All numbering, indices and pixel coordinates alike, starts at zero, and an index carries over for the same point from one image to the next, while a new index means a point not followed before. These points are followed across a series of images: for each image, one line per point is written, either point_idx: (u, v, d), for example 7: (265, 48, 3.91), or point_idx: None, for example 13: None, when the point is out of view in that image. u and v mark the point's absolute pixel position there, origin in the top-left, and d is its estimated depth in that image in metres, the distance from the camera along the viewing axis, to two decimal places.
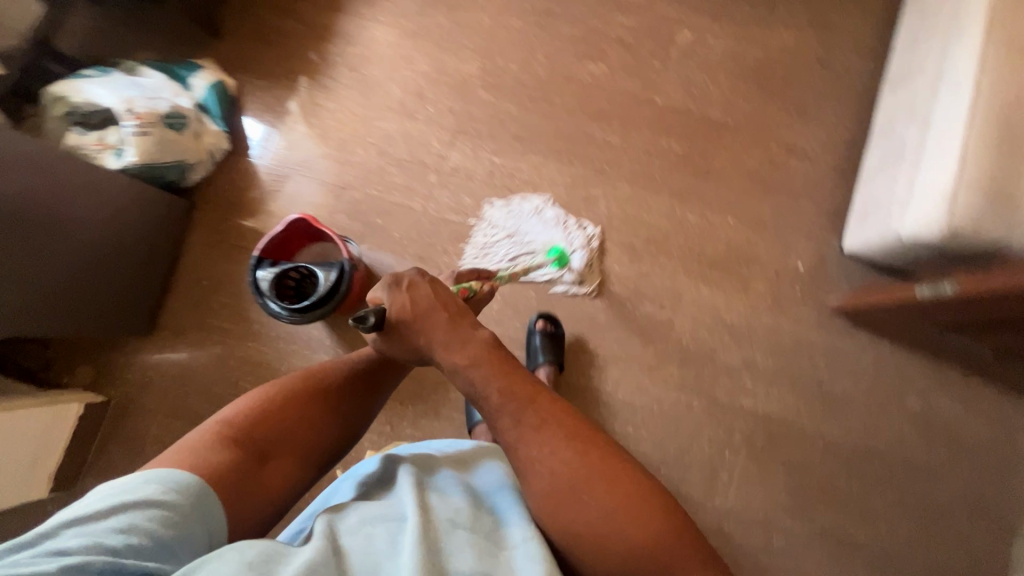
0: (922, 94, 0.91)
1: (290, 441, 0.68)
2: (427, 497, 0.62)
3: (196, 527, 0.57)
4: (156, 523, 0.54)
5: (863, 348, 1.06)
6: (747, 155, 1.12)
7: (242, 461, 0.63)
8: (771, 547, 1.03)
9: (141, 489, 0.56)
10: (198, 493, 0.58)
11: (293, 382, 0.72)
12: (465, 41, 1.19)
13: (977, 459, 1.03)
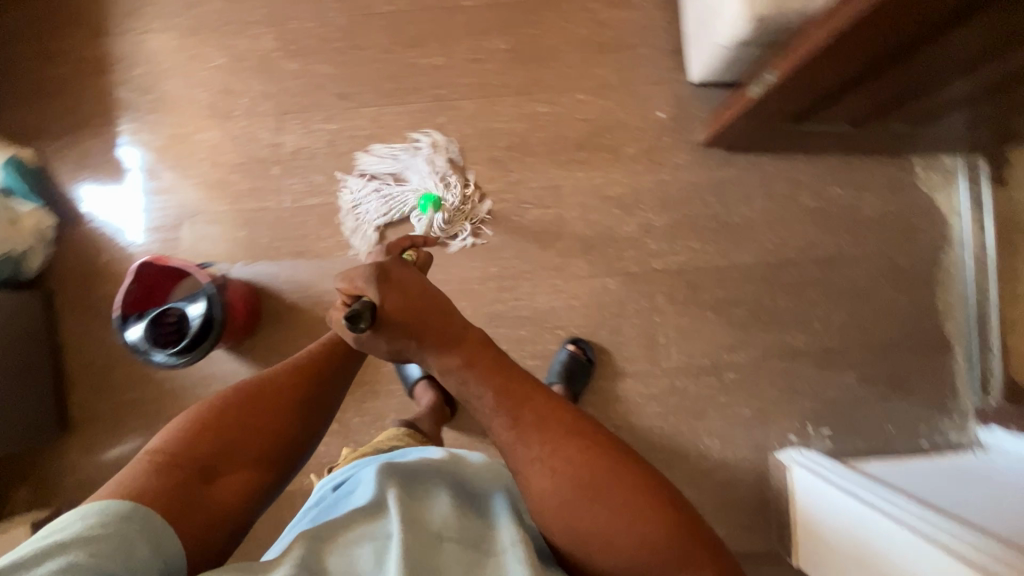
0: None
1: (246, 455, 0.61)
2: (419, 505, 0.57)
3: (150, 553, 0.50)
4: (106, 554, 0.47)
5: (745, 169, 1.06)
6: (573, 25, 1.08)
7: (187, 484, 0.57)
8: (726, 384, 1.06)
9: (83, 526, 0.49)
10: (148, 522, 0.52)
11: (235, 395, 0.63)
12: (249, 17, 1.09)
13: (880, 229, 1.06)
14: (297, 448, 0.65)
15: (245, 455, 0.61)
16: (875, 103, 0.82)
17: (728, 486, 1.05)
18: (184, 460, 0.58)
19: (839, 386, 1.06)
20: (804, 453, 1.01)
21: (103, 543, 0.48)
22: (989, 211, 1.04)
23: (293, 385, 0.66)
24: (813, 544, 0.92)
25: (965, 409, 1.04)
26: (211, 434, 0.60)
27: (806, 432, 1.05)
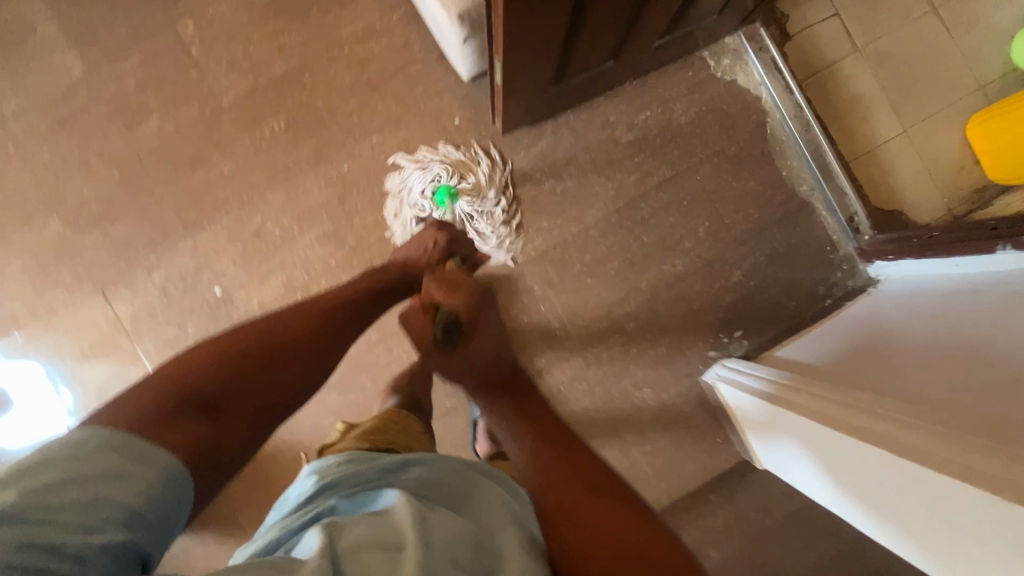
0: None
1: (260, 389, 0.55)
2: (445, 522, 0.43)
3: (172, 490, 0.43)
4: (126, 488, 0.40)
5: (556, 134, 1.07)
6: (336, 75, 1.06)
7: (193, 415, 0.49)
8: (631, 334, 1.07)
9: (109, 451, 0.41)
10: (167, 457, 0.44)
11: (264, 321, 0.60)
12: (25, 211, 1.05)
13: (700, 131, 1.08)
14: (302, 389, 0.59)
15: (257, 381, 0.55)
16: (613, 30, 0.84)
17: (676, 423, 1.07)
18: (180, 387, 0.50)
19: (732, 288, 1.08)
20: (731, 362, 1.03)
21: (127, 477, 0.40)
22: (787, 66, 1.06)
23: (328, 316, 0.65)
24: (761, 445, 0.96)
25: (847, 254, 1.07)
26: (246, 359, 0.55)
27: (722, 343, 1.07)
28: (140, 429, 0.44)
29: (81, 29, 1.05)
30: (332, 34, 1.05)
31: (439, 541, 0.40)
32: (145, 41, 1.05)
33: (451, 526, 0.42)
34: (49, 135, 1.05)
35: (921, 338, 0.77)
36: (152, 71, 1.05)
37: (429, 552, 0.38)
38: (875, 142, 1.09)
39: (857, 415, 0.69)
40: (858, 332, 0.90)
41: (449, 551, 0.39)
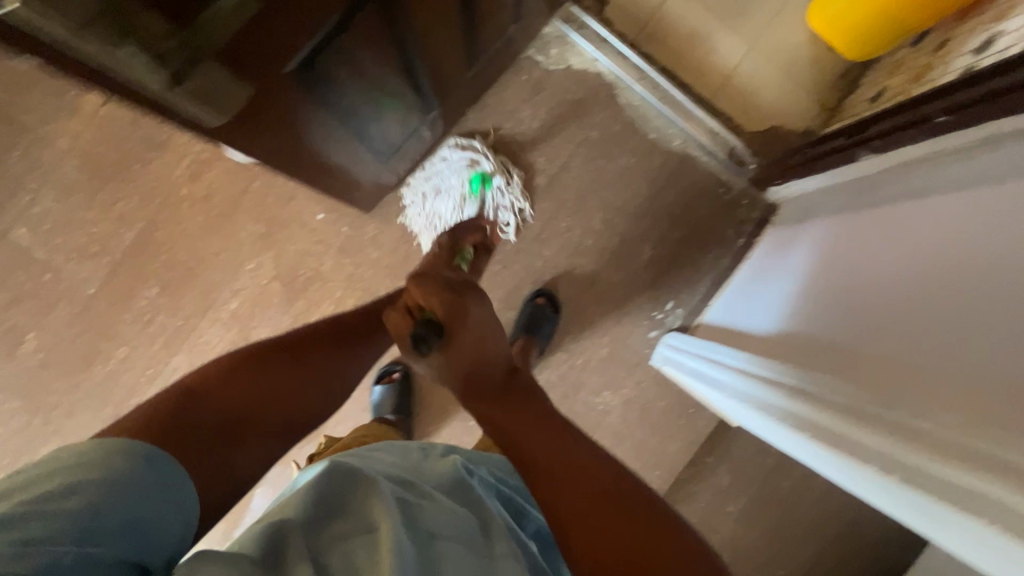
0: None
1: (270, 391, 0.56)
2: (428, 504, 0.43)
3: (179, 504, 0.42)
4: (129, 499, 0.39)
5: (421, 188, 1.04)
6: (186, 219, 1.02)
7: (197, 440, 0.49)
8: (571, 346, 1.07)
9: (118, 464, 0.40)
10: (172, 468, 0.43)
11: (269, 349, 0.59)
12: None
13: (557, 129, 1.05)
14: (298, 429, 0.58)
15: (285, 392, 0.57)
16: (404, 99, 0.81)
17: (646, 411, 1.07)
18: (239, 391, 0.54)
19: (648, 264, 1.06)
20: (675, 338, 1.00)
21: (130, 484, 0.40)
22: (614, 34, 1.03)
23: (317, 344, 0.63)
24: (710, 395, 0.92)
25: (744, 187, 1.05)
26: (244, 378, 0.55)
27: (659, 319, 1.06)
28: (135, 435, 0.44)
29: None
30: (164, 182, 1.01)
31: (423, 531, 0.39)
32: None
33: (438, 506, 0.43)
34: None
35: (832, 267, 0.70)
36: (6, 289, 1.01)
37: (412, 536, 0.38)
38: (729, 69, 1.06)
39: (787, 393, 0.62)
40: (782, 274, 0.83)
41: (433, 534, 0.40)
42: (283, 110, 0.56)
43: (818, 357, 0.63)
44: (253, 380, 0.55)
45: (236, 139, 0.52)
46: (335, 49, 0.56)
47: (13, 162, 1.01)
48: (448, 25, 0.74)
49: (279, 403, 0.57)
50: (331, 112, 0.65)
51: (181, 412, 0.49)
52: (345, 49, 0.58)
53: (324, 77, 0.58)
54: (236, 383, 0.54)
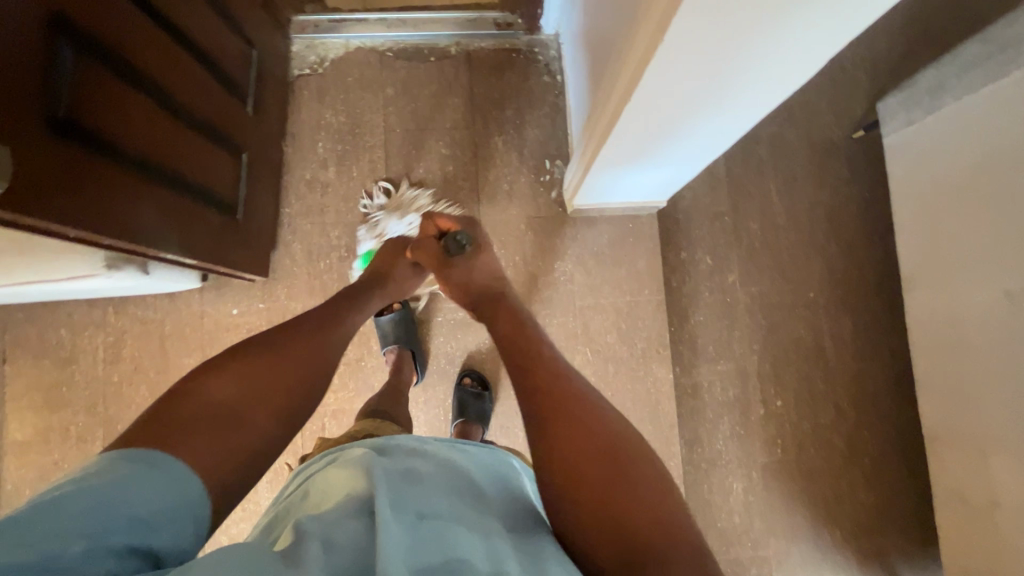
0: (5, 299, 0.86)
1: (265, 400, 0.57)
2: (432, 490, 0.51)
3: (183, 501, 0.44)
4: (139, 496, 0.41)
5: (296, 231, 1.09)
6: (134, 396, 1.04)
7: (214, 436, 0.50)
8: (506, 253, 1.10)
9: (122, 467, 0.42)
10: (172, 466, 0.45)
11: (263, 351, 0.60)
12: None
13: (361, 109, 1.12)
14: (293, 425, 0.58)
15: (280, 387, 0.58)
16: (220, 155, 0.85)
17: (599, 253, 1.11)
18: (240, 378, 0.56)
19: (509, 147, 1.13)
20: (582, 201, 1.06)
21: (127, 480, 0.42)
22: (346, 11, 1.12)
23: (302, 349, 0.63)
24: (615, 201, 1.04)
25: (529, 41, 1.15)
26: (251, 389, 0.56)
27: (549, 180, 1.12)
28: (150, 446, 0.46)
29: None
30: (94, 382, 1.04)
31: (429, 511, 0.47)
32: None
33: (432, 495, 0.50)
34: None
35: None
36: None
37: (425, 523, 0.46)
38: None
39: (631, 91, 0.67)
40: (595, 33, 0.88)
41: (424, 514, 0.47)
42: (116, 189, 0.62)
43: (630, 23, 0.67)
44: (251, 377, 0.56)
45: (79, 225, 0.58)
46: (82, 106, 0.56)
47: None
48: (187, 59, 0.75)
49: (275, 392, 0.57)
50: (160, 181, 0.71)
51: (170, 414, 0.50)
52: (99, 101, 0.59)
53: (113, 148, 0.62)
54: (229, 380, 0.55)
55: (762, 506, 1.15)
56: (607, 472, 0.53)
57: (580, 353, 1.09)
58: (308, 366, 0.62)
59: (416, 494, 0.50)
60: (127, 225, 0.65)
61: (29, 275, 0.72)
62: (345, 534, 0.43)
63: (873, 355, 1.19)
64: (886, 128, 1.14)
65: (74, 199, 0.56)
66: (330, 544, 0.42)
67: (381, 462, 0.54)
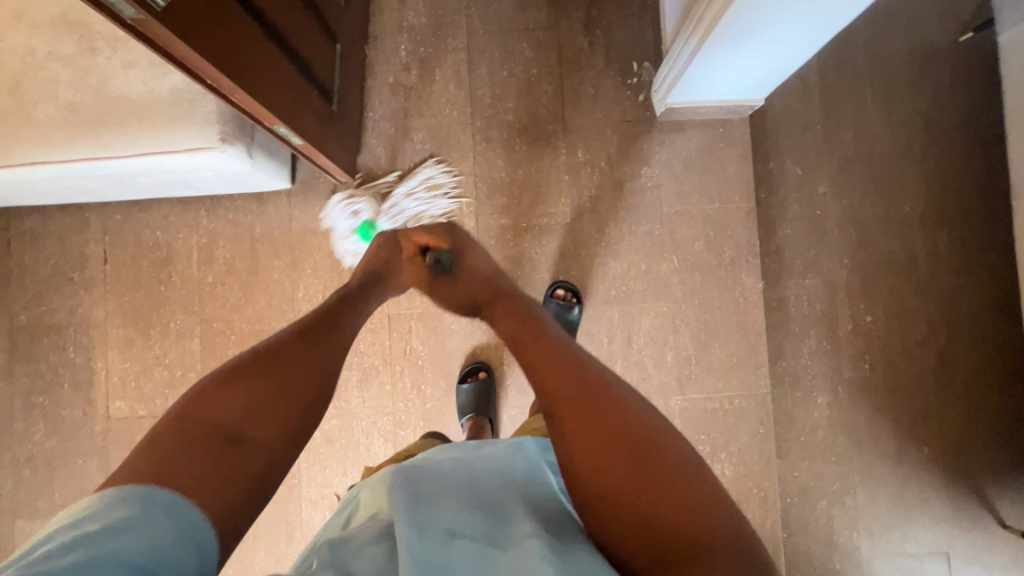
0: (123, 191, 0.91)
1: (262, 417, 0.55)
2: (448, 506, 0.54)
3: (188, 539, 0.43)
4: (136, 541, 0.39)
5: (380, 135, 1.08)
6: (228, 296, 1.06)
7: (213, 455, 0.49)
8: (591, 159, 1.08)
9: (117, 509, 0.41)
10: (169, 500, 0.44)
11: (262, 364, 0.59)
12: None
13: (443, 11, 1.10)
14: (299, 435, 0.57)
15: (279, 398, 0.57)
16: (317, 34, 0.84)
17: (687, 159, 1.08)
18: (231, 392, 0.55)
19: (595, 49, 1.09)
20: (674, 97, 1.01)
21: (133, 524, 0.40)
22: None
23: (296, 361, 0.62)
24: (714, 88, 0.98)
25: None
26: (246, 405, 0.55)
27: (637, 83, 1.08)
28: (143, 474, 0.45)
29: (64, 505, 1.04)
30: (190, 281, 1.06)
31: (448, 526, 0.50)
32: (110, 447, 1.05)
33: (449, 512, 0.53)
34: None
35: None
36: None
37: (447, 538, 0.49)
38: None
39: None
40: None
41: (444, 530, 0.49)
42: (227, 21, 0.60)
43: None
44: (247, 392, 0.56)
45: (205, 53, 0.58)
46: None
47: (72, 354, 1.06)
48: None
49: (272, 407, 0.56)
50: (267, 37, 0.70)
51: (166, 437, 0.49)
52: None
53: None
54: (221, 396, 0.54)
55: (848, 421, 1.13)
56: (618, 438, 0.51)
57: (666, 261, 1.07)
58: (309, 378, 0.61)
59: (436, 511, 0.52)
60: (239, 71, 0.64)
61: (159, 146, 0.74)
62: (369, 558, 0.47)
63: (972, 270, 1.13)
64: (1002, 24, 1.06)
65: (210, 28, 0.58)
66: (355, 567, 0.46)
67: (399, 481, 0.57)
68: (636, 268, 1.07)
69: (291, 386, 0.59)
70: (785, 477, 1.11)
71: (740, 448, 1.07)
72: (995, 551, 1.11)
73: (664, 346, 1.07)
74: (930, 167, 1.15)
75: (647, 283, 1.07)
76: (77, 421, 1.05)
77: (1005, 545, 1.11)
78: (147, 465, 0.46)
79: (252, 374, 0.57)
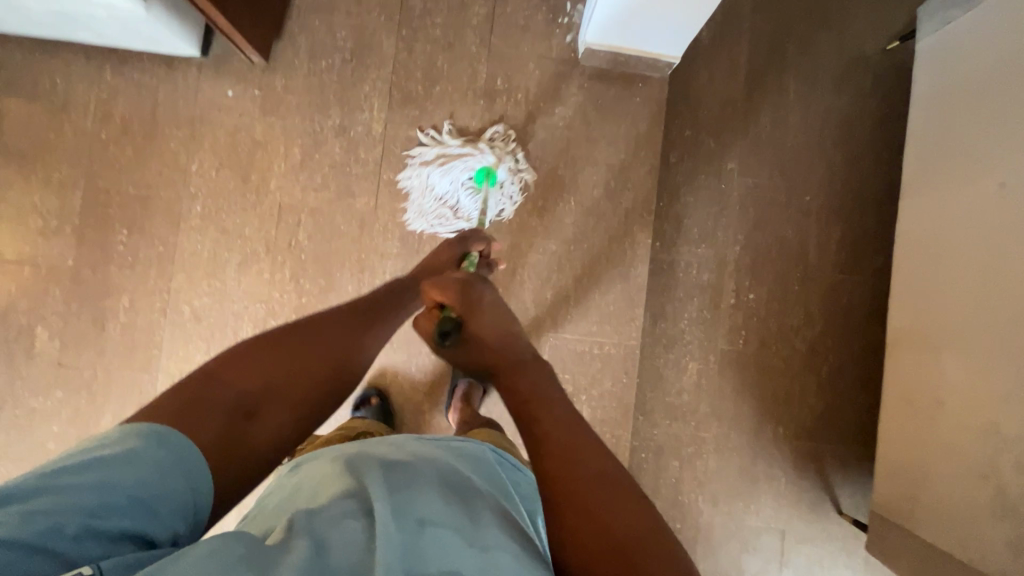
0: (17, 13, 0.90)
1: (282, 395, 0.54)
2: (421, 489, 0.49)
3: (189, 471, 0.43)
4: (138, 471, 0.39)
5: (304, 25, 1.07)
6: (119, 156, 1.04)
7: (232, 421, 0.48)
8: (509, 90, 1.09)
9: (130, 441, 0.41)
10: (183, 446, 0.43)
11: (291, 334, 0.58)
12: None
13: None
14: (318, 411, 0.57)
15: (303, 373, 0.56)
16: None
17: (601, 108, 1.10)
18: (285, 352, 0.56)
19: None
20: (592, 35, 1.04)
21: (143, 458, 0.40)
22: None
23: (332, 339, 0.61)
24: (626, 34, 1.02)
25: None
26: (276, 371, 0.54)
27: (567, 23, 1.10)
28: (163, 420, 0.44)
29: None
30: (83, 134, 1.04)
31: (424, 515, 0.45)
32: None
33: (427, 496, 0.48)
34: None
35: None
36: None
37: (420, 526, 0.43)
38: None
39: None
40: None
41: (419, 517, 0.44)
42: None
43: None
44: (275, 364, 0.55)
45: None
46: None
47: None
48: None
49: (299, 382, 0.56)
50: None
51: (195, 392, 0.48)
52: None
53: None
54: (247, 362, 0.53)
55: (715, 391, 1.16)
56: (587, 492, 0.47)
57: (564, 203, 1.09)
58: (332, 362, 0.60)
59: (412, 494, 0.47)
60: None
61: None
62: (344, 537, 0.41)
63: (854, 269, 1.18)
64: (921, 33, 1.09)
65: None
66: (327, 545, 0.40)
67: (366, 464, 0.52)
68: (533, 202, 1.09)
69: (326, 358, 0.59)
70: (644, 432, 1.14)
71: (601, 394, 1.11)
72: (827, 534, 1.16)
73: (547, 283, 1.09)
74: (836, 164, 1.19)
75: (542, 220, 1.09)
76: None
77: (837, 529, 1.16)
78: (171, 414, 0.45)
79: (290, 347, 0.56)
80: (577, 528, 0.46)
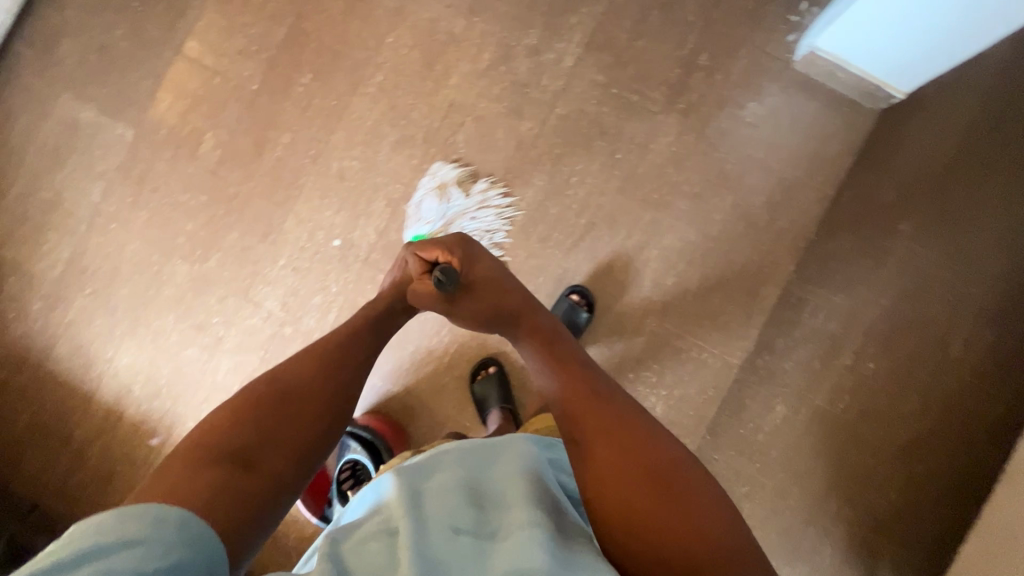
0: None
1: (271, 442, 0.58)
2: (438, 497, 0.55)
3: (204, 542, 0.46)
4: (151, 549, 0.42)
5: None
6: (331, 7, 1.10)
7: (225, 481, 0.52)
8: (709, 69, 1.06)
9: (141, 523, 0.44)
10: (189, 518, 0.47)
11: (266, 390, 0.62)
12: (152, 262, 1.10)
13: None
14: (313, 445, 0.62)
15: (289, 420, 0.61)
16: None
17: (793, 120, 1.06)
18: (255, 420, 0.59)
19: None
20: (821, 40, 0.99)
21: (155, 535, 0.43)
22: None
23: (314, 388, 0.65)
24: (857, 50, 0.96)
25: None
26: (261, 421, 0.59)
27: (795, 24, 1.05)
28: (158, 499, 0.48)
29: (107, 98, 1.12)
30: None
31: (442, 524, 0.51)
32: (167, 76, 1.12)
33: (443, 505, 0.53)
34: (137, 196, 1.11)
35: None
36: (184, 96, 1.11)
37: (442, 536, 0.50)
38: None
39: None
40: None
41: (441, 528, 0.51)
42: None
43: None
44: (258, 417, 0.59)
45: None
46: None
47: None
48: None
49: (286, 428, 0.60)
50: None
51: (186, 471, 0.52)
52: None
53: None
54: (232, 430, 0.57)
55: (793, 443, 1.08)
56: (617, 437, 0.60)
57: (717, 199, 1.06)
58: (318, 403, 0.64)
59: (429, 507, 0.53)
60: None
61: None
62: (370, 556, 0.48)
63: (999, 381, 1.04)
64: None
65: None
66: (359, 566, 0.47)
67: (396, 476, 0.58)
68: (689, 186, 1.06)
69: (310, 402, 0.63)
70: (705, 452, 1.08)
71: (681, 395, 1.07)
72: None
73: (670, 269, 1.06)
74: None
75: (690, 206, 1.06)
76: (154, 39, 1.12)
77: None
78: (163, 494, 0.48)
79: (270, 405, 0.60)
80: (613, 479, 0.57)
